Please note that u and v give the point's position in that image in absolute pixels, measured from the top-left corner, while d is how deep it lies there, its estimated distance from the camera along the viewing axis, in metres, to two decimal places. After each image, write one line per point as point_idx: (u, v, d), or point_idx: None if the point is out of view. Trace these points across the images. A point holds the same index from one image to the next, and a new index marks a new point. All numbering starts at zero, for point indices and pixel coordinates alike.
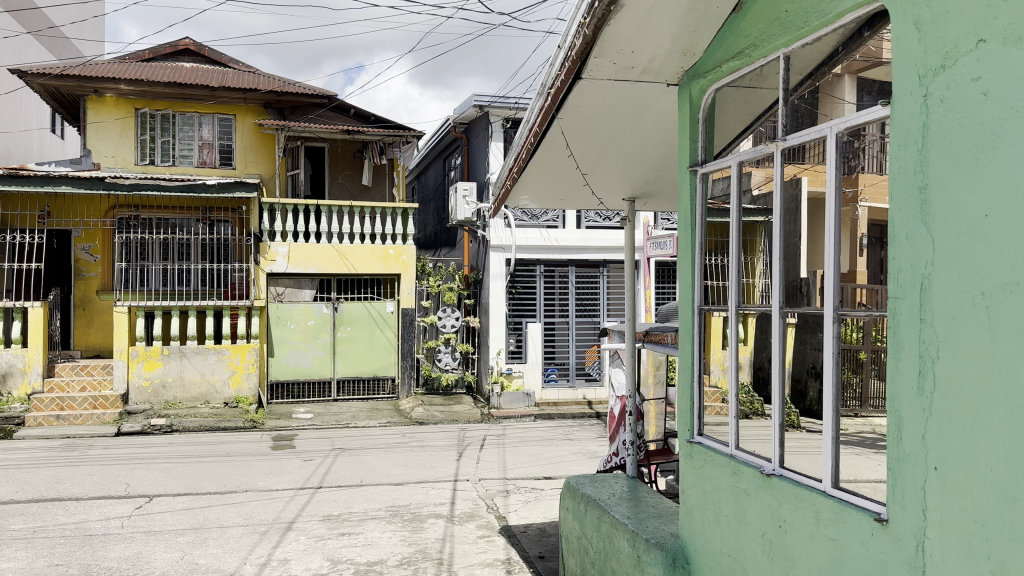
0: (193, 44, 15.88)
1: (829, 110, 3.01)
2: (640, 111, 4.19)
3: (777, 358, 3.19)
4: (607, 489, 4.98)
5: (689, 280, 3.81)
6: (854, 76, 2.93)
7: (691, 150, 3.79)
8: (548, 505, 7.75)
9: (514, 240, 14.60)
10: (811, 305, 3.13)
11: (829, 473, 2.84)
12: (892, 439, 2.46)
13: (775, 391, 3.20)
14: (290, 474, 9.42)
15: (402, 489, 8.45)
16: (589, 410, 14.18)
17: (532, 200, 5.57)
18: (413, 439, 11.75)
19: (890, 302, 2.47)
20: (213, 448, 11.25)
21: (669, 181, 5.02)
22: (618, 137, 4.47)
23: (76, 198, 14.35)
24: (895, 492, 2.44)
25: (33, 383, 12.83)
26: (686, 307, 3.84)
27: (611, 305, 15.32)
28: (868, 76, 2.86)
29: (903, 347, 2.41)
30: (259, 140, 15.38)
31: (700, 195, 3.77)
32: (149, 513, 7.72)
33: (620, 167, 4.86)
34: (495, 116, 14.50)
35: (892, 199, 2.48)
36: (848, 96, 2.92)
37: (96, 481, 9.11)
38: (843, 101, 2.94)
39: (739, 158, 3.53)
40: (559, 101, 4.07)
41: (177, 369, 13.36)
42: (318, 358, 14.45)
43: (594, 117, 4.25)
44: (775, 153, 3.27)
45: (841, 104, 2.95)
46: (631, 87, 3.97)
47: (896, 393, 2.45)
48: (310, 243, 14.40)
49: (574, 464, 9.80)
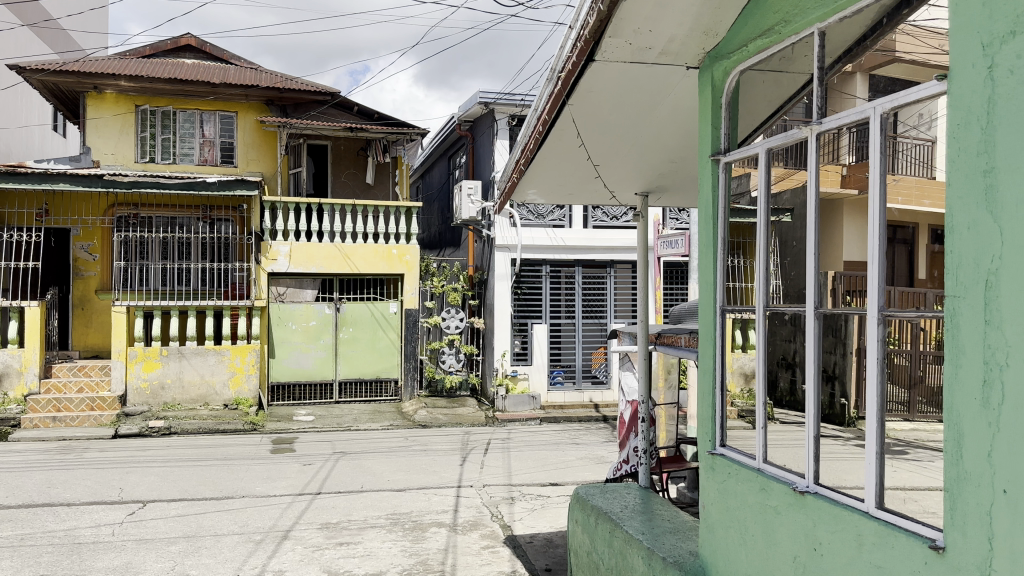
0: (195, 40, 15.61)
1: (839, 107, 2.88)
2: (658, 97, 3.90)
3: (813, 348, 2.90)
4: (619, 501, 4.71)
5: (710, 278, 3.50)
6: (866, 74, 2.80)
7: (713, 138, 3.49)
8: (555, 513, 7.46)
9: (519, 240, 14.27)
10: (824, 306, 2.92)
11: (873, 493, 2.54)
12: (950, 456, 2.17)
13: (810, 396, 2.91)
14: (289, 479, 9.14)
15: (404, 496, 8.17)
16: (596, 413, 13.90)
17: (540, 194, 5.27)
18: (416, 442, 11.49)
19: (947, 300, 2.19)
20: (210, 451, 11.02)
21: (685, 174, 4.74)
22: (632, 127, 4.17)
23: (75, 195, 14.11)
24: (954, 517, 2.15)
25: (29, 384, 12.60)
26: (706, 308, 3.53)
27: (619, 307, 15.01)
28: (878, 75, 2.74)
29: (964, 354, 2.12)
30: (261, 138, 15.10)
31: (723, 185, 3.46)
32: (142, 520, 7.46)
33: (634, 158, 4.54)
34: (500, 113, 14.20)
35: (949, 185, 2.19)
36: (859, 92, 2.81)
37: (89, 485, 8.86)
38: (853, 97, 2.83)
39: (767, 144, 3.20)
40: (570, 85, 3.77)
41: (176, 371, 13.11)
42: (320, 359, 14.18)
43: (605, 104, 3.95)
44: (809, 138, 2.96)
45: (852, 100, 2.84)
46: (647, 71, 3.68)
47: (955, 404, 2.16)
48: (312, 243, 14.13)
49: (581, 469, 9.51)
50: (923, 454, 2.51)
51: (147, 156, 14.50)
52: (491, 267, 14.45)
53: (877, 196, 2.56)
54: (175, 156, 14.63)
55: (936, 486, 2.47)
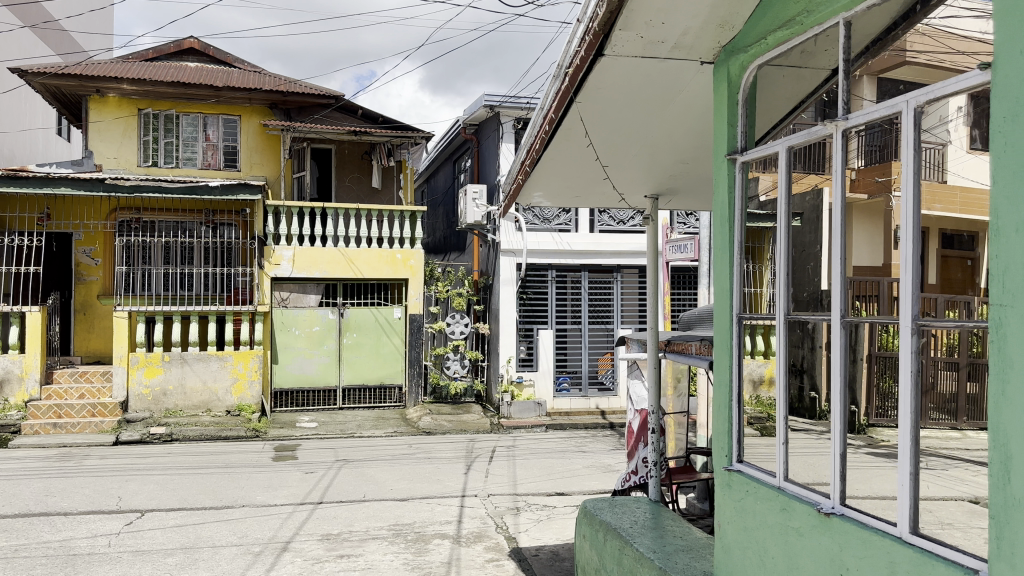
0: (198, 43, 15.50)
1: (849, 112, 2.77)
2: (671, 93, 3.70)
3: (839, 357, 2.71)
4: (628, 516, 4.53)
5: (727, 284, 3.31)
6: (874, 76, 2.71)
7: (729, 136, 3.31)
8: (561, 524, 7.27)
9: (525, 244, 14.14)
10: (848, 316, 2.73)
11: (906, 517, 2.37)
12: (997, 481, 1.99)
13: (836, 408, 2.73)
14: (290, 488, 8.97)
15: (407, 506, 7.99)
16: (603, 420, 13.70)
17: (545, 197, 5.10)
18: (420, 450, 11.31)
19: (993, 309, 2.01)
20: (211, 458, 10.88)
21: (696, 175, 4.54)
22: (642, 125, 3.97)
23: (76, 199, 13.99)
24: (1001, 549, 1.97)
25: (31, 390, 12.49)
26: (722, 314, 3.35)
27: (625, 312, 14.79)
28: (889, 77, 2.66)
29: (1013, 367, 1.93)
30: (265, 142, 14.96)
31: (739, 185, 3.28)
32: (139, 530, 7.30)
33: (645, 160, 4.35)
34: (506, 116, 14.05)
35: (994, 184, 2.01)
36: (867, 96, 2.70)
37: (87, 494, 8.71)
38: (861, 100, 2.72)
39: (788, 142, 3.03)
40: (577, 82, 3.60)
41: (178, 377, 12.98)
42: (323, 365, 14.02)
43: (614, 102, 3.77)
44: (834, 134, 2.78)
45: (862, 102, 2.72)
46: (660, 66, 3.50)
47: (1002, 423, 1.98)
48: (315, 247, 13.98)
49: (588, 478, 9.32)
50: (934, 462, 2.44)
51: (150, 159, 14.40)
52: (496, 272, 14.29)
53: (911, 203, 2.37)
54: (178, 160, 14.53)
55: (951, 496, 2.41)
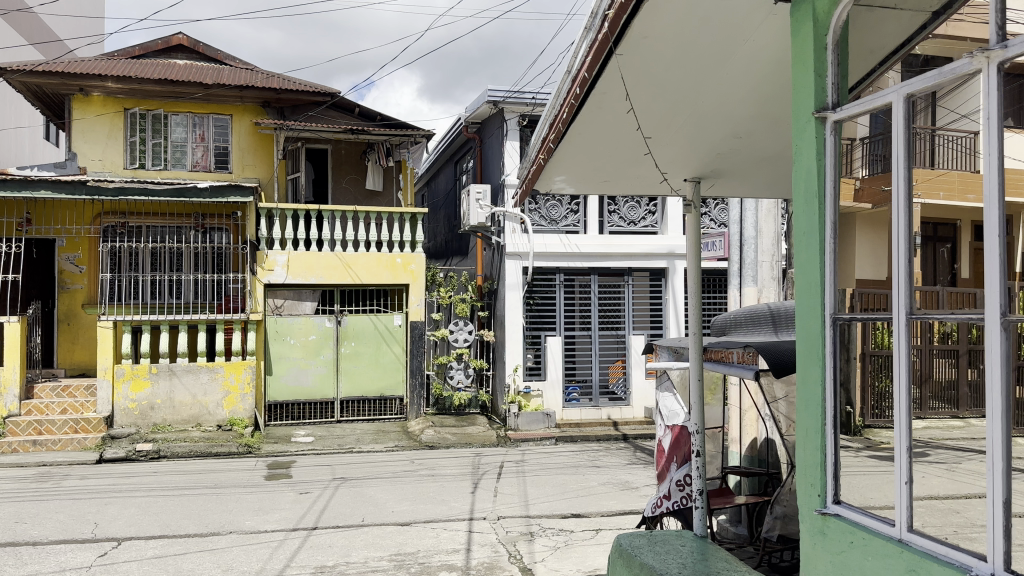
0: (187, 40, 14.80)
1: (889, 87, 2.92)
2: (735, 44, 3.02)
3: (998, 366, 2.02)
4: (674, 558, 3.81)
5: (815, 278, 2.63)
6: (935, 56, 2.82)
7: (816, 88, 2.63)
8: (581, 552, 6.56)
9: (531, 247, 13.41)
10: (1009, 313, 2.04)
11: None
12: None
13: (991, 424, 2.04)
14: (283, 511, 8.25)
15: (409, 531, 7.28)
16: (616, 431, 12.99)
17: (569, 181, 4.40)
18: (424, 466, 10.58)
19: None
20: (199, 478, 10.14)
21: (749, 151, 3.90)
22: (695, 86, 3.29)
23: (59, 204, 13.30)
24: None
25: (9, 406, 11.79)
26: (809, 316, 2.66)
27: (637, 317, 14.00)
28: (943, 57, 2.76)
29: None
30: (258, 142, 14.27)
31: (831, 154, 2.60)
32: (114, 563, 6.58)
33: (692, 135, 3.66)
34: (511, 112, 13.38)
35: None
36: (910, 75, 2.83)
37: (61, 521, 7.99)
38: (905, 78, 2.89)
39: (904, 88, 2.36)
40: (620, 27, 2.90)
41: (166, 390, 12.27)
42: (320, 376, 13.29)
43: (661, 54, 3.07)
44: (984, 71, 2.10)
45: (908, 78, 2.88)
46: (725, 5, 2.79)
47: None
48: (311, 252, 13.27)
49: (605, 497, 8.58)
50: None
51: (138, 162, 13.73)
52: (501, 277, 13.59)
53: None
54: (167, 162, 13.85)
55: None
